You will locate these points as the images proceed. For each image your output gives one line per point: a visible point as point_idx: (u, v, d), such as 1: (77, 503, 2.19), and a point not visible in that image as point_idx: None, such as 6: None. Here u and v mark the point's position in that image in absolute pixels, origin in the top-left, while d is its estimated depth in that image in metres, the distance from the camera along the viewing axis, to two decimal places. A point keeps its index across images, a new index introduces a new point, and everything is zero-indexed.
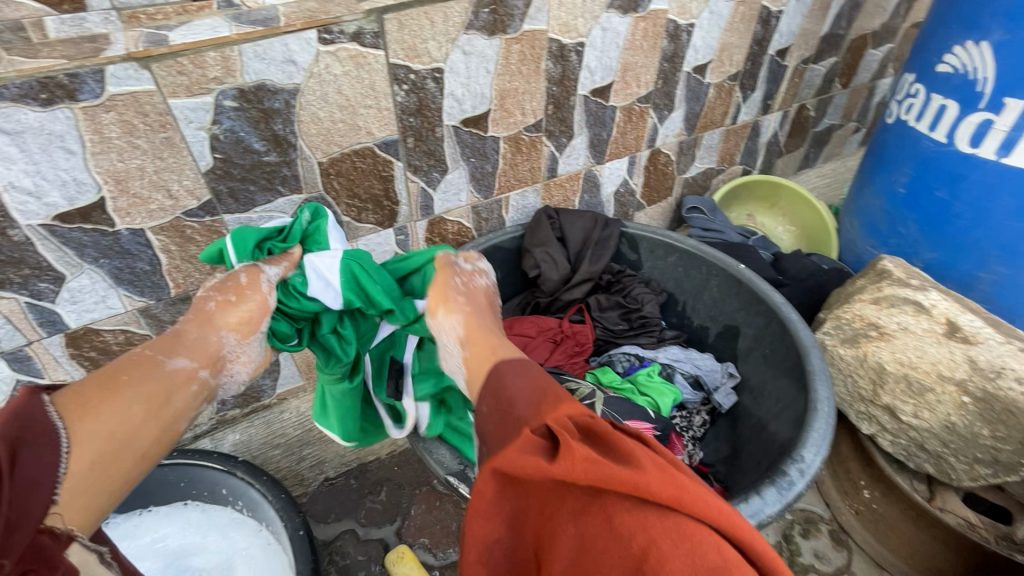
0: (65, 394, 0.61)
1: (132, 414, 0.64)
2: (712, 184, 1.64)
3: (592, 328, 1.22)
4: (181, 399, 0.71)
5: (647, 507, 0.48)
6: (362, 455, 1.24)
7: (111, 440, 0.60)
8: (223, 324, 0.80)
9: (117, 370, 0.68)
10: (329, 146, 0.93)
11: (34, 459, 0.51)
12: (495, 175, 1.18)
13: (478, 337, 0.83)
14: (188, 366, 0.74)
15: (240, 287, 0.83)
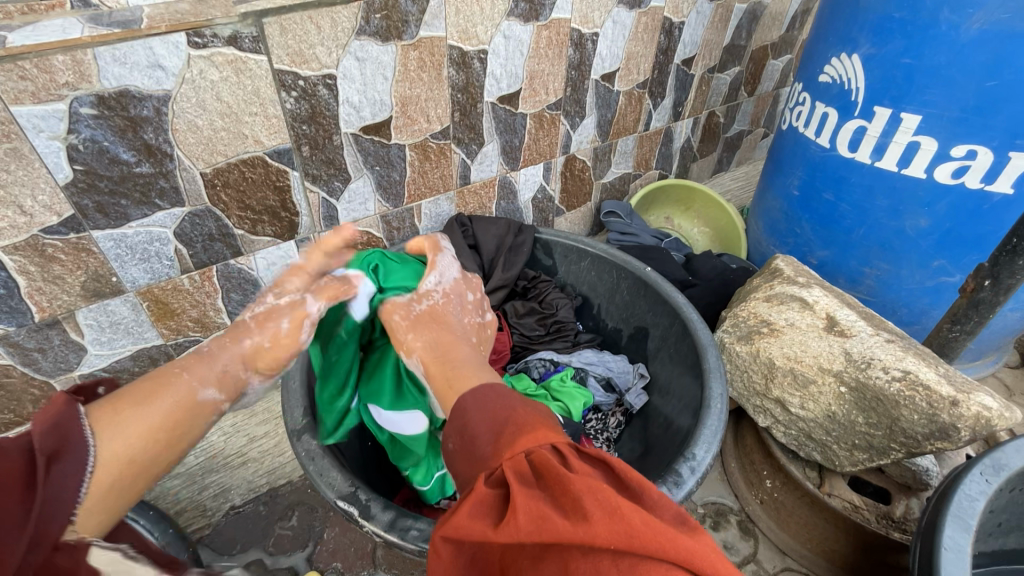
0: (99, 404, 0.56)
1: (153, 440, 0.57)
2: (630, 188, 1.68)
3: (509, 334, 1.22)
4: (208, 424, 0.65)
5: (600, 558, 0.46)
6: (273, 479, 1.19)
7: (131, 466, 0.54)
8: (271, 357, 0.77)
9: (153, 383, 0.63)
10: (212, 156, 0.88)
11: (61, 482, 0.48)
12: (404, 183, 1.16)
13: (437, 376, 0.75)
14: (214, 396, 0.67)
15: (286, 331, 0.79)
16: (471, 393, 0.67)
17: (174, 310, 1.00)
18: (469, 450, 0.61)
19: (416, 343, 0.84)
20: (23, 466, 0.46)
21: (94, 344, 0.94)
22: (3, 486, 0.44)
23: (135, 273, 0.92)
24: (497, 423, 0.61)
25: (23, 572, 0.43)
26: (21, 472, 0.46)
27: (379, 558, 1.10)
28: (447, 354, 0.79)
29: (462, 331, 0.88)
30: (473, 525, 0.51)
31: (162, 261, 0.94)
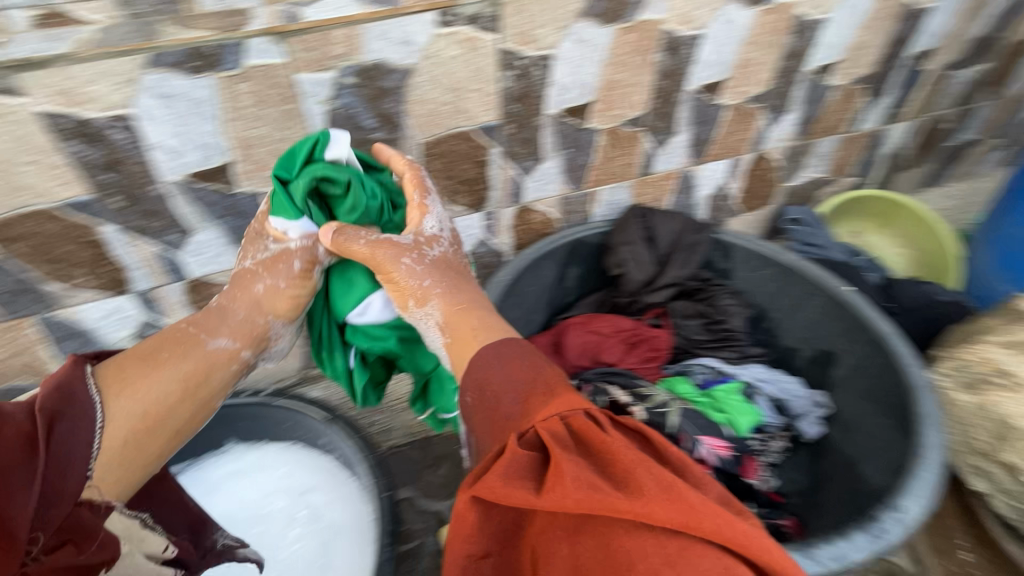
0: (106, 367, 0.74)
1: (161, 394, 0.74)
2: (818, 195, 1.51)
3: (671, 334, 1.18)
4: (225, 374, 0.80)
5: (642, 530, 0.51)
6: (427, 428, 1.29)
7: (144, 421, 0.72)
8: (272, 307, 0.83)
9: (157, 347, 0.77)
10: (433, 127, 0.95)
11: (65, 439, 0.65)
12: (589, 168, 1.16)
13: (461, 328, 0.75)
14: (227, 345, 0.80)
15: (290, 272, 0.82)
16: (493, 350, 0.70)
17: None
18: (496, 411, 0.65)
19: (433, 291, 0.78)
20: (30, 426, 0.63)
21: None
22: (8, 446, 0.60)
23: None
24: (535, 389, 0.65)
25: (43, 520, 0.61)
26: (28, 432, 0.62)
27: None
28: (471, 309, 0.77)
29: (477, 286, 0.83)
30: (517, 491, 0.54)
31: None
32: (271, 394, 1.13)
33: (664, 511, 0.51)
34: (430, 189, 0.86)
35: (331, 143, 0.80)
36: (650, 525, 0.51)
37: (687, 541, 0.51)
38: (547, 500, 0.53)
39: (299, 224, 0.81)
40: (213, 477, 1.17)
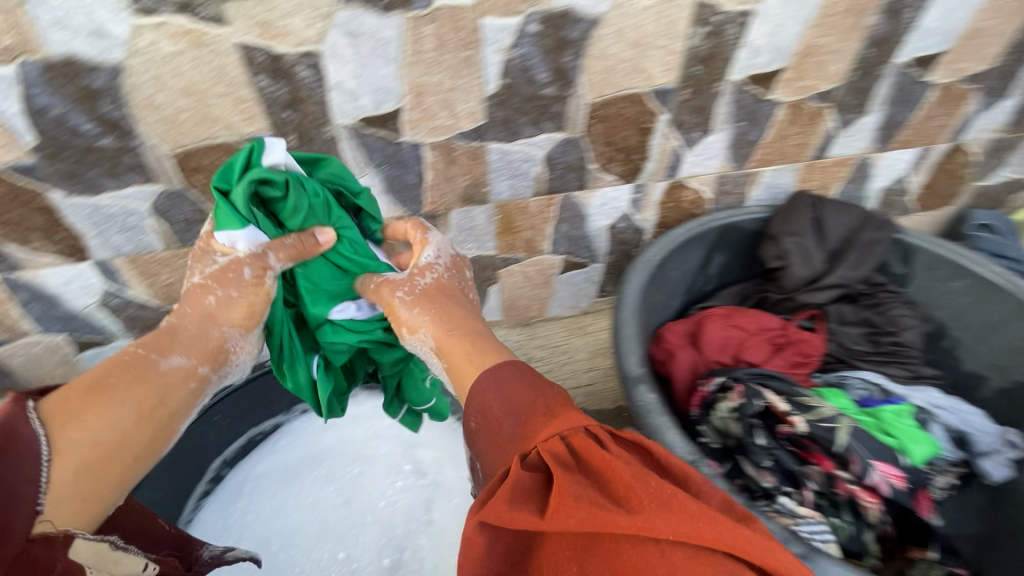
0: (51, 401, 0.63)
1: (119, 419, 0.65)
2: (1014, 199, 1.29)
3: (824, 340, 1.06)
4: (181, 392, 0.72)
5: (653, 547, 0.50)
6: None
7: (98, 451, 0.62)
8: (226, 317, 0.76)
9: (97, 377, 0.67)
10: (606, 86, 0.87)
11: (18, 462, 0.55)
12: (759, 145, 1.03)
13: (455, 351, 0.74)
14: (182, 363, 0.73)
15: (246, 282, 0.75)
16: (493, 371, 0.68)
17: (515, 229, 1.06)
18: (501, 436, 0.63)
19: (421, 317, 0.78)
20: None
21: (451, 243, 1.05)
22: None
23: (501, 185, 0.98)
24: (524, 407, 0.63)
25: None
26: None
27: None
28: (455, 323, 0.77)
29: (471, 307, 0.83)
30: (519, 515, 0.52)
31: (525, 180, 0.98)
32: None
33: (664, 523, 0.49)
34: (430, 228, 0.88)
35: (265, 149, 0.72)
36: (659, 541, 0.50)
37: (696, 556, 0.49)
38: (546, 522, 0.51)
39: (244, 233, 0.73)
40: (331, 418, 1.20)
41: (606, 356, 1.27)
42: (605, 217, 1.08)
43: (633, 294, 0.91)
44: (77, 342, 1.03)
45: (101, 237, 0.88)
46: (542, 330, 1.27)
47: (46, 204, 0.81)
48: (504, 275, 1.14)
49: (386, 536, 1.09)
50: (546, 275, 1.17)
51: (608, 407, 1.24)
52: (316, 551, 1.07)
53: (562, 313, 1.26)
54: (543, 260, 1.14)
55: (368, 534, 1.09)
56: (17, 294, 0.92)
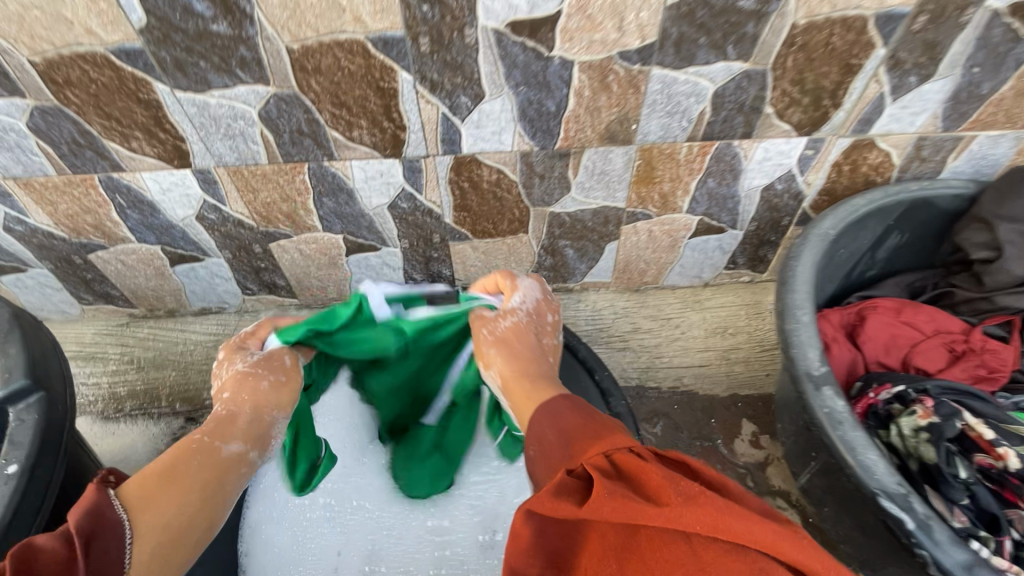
0: (128, 484, 0.53)
1: (191, 502, 0.54)
2: None
3: (1017, 353, 0.85)
4: (240, 480, 0.61)
5: (680, 543, 0.40)
6: (644, 377, 1.07)
7: (172, 530, 0.52)
8: (281, 401, 0.69)
9: (162, 459, 0.56)
10: (820, 4, 0.68)
11: (103, 562, 0.46)
12: (987, 101, 0.81)
13: (517, 390, 0.65)
14: (242, 445, 0.63)
15: (287, 368, 0.72)
16: (548, 407, 0.58)
17: (654, 179, 0.89)
18: (551, 455, 0.53)
19: (496, 354, 0.71)
20: (62, 549, 0.44)
21: (577, 188, 0.90)
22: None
23: (652, 124, 0.81)
24: (575, 427, 0.54)
25: None
26: (62, 561, 0.43)
27: None
28: (527, 366, 0.68)
29: (546, 352, 0.73)
30: (553, 503, 0.45)
31: (682, 120, 0.81)
32: None
33: (696, 513, 0.40)
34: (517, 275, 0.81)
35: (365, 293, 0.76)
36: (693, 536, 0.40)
37: (727, 556, 0.39)
38: (584, 509, 0.44)
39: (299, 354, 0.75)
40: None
41: (723, 337, 1.10)
42: (763, 175, 0.90)
43: (806, 273, 0.74)
44: (171, 255, 0.98)
45: (204, 142, 0.79)
46: (655, 299, 1.13)
47: (150, 98, 0.73)
48: (627, 233, 0.99)
49: (491, 510, 0.90)
50: (673, 238, 1.01)
51: (719, 394, 1.06)
52: (406, 513, 0.90)
53: (680, 283, 1.12)
54: (676, 219, 0.97)
55: (465, 505, 0.90)
56: (116, 197, 0.87)
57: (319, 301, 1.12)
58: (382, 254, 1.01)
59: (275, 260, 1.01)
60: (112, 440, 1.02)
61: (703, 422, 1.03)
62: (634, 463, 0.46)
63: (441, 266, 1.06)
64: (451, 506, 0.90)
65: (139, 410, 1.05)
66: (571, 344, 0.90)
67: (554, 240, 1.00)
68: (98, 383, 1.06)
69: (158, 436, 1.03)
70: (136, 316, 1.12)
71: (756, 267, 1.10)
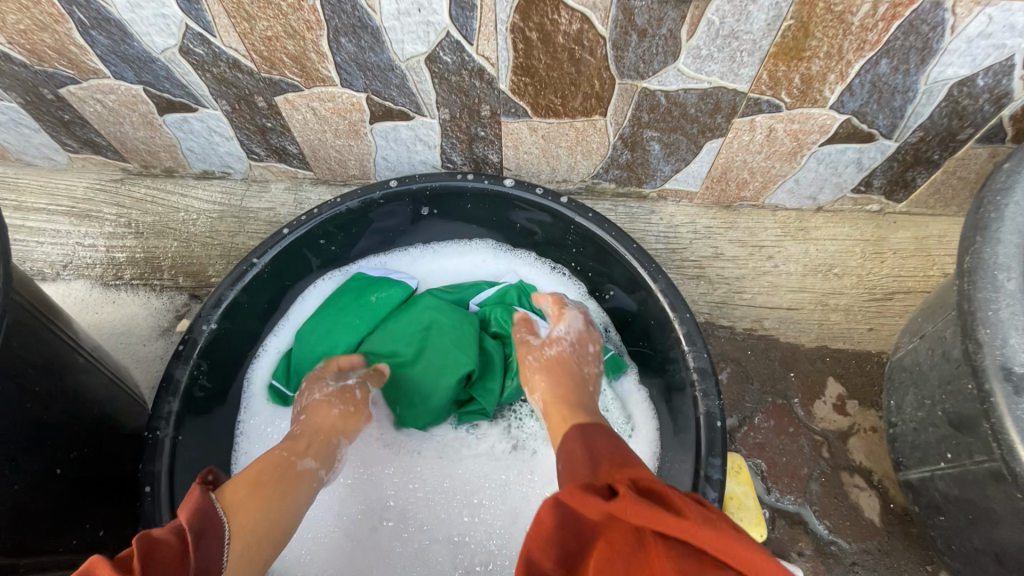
0: (229, 490, 0.54)
1: (274, 510, 0.56)
2: None
3: None
4: (310, 497, 0.62)
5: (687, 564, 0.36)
6: (717, 314, 0.87)
7: (257, 535, 0.53)
8: (348, 429, 0.69)
9: (251, 467, 0.59)
10: None
11: (208, 557, 0.46)
12: None
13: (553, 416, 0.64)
14: (314, 465, 0.64)
15: (357, 401, 0.71)
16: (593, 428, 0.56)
17: (802, 54, 0.62)
18: (573, 460, 0.52)
19: (541, 380, 0.69)
20: (176, 544, 0.44)
21: (688, 56, 0.64)
22: (167, 562, 0.42)
23: None
24: (604, 453, 0.50)
25: None
26: (176, 547, 0.44)
27: (813, 494, 0.78)
28: (572, 393, 0.66)
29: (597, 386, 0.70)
30: (582, 500, 0.42)
31: None
32: (575, 205, 0.75)
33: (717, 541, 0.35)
34: (566, 300, 0.77)
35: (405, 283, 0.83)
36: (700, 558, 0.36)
37: None
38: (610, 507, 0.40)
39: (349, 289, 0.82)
40: (432, 266, 0.89)
41: (824, 278, 0.88)
42: (965, 63, 0.62)
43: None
44: (156, 99, 0.79)
45: None
46: (748, 220, 0.90)
47: None
48: (737, 131, 0.75)
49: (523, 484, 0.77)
50: (798, 143, 0.76)
51: (805, 344, 0.85)
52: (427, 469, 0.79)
53: (786, 203, 0.89)
54: (812, 116, 0.71)
55: (505, 481, 0.78)
56: (74, 11, 0.66)
57: (337, 177, 0.94)
58: (414, 125, 0.80)
59: (284, 120, 0.81)
60: (111, 309, 0.91)
61: (781, 375, 0.84)
62: (652, 481, 0.42)
63: (487, 149, 0.84)
64: (480, 479, 0.78)
65: (139, 280, 0.93)
66: (648, 274, 0.72)
67: (639, 129, 0.76)
68: (95, 246, 0.94)
69: (161, 311, 0.91)
70: (131, 173, 0.97)
71: (893, 192, 0.84)
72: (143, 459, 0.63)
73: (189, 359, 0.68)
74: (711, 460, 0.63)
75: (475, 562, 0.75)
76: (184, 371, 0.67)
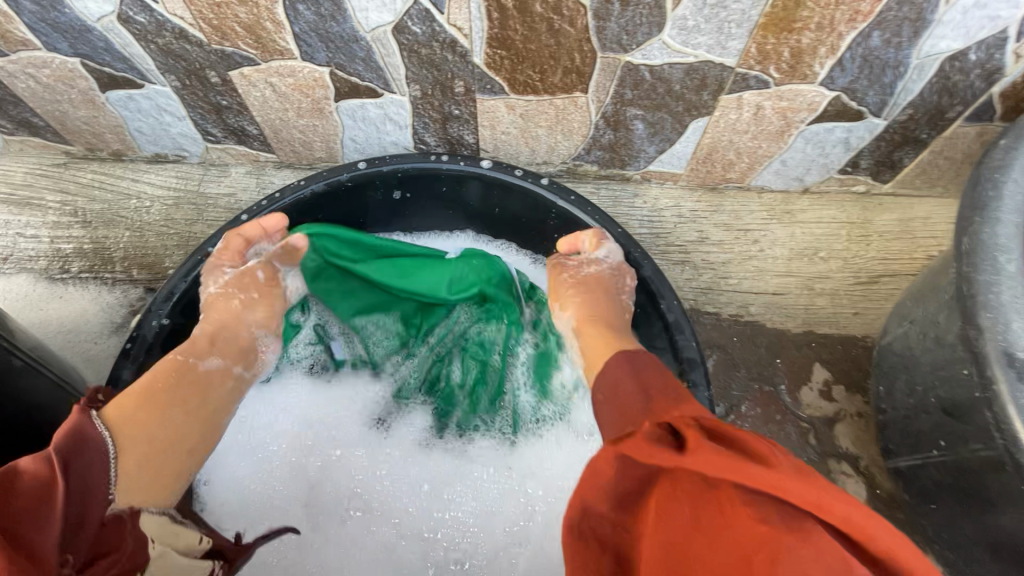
0: (114, 408, 0.51)
1: (175, 418, 0.54)
2: None
3: None
4: (227, 392, 0.61)
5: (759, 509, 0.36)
6: (702, 299, 0.85)
7: (157, 445, 0.51)
8: (258, 319, 0.67)
9: (143, 377, 0.55)
10: None
11: (89, 474, 0.45)
12: None
13: (589, 334, 0.64)
14: (220, 364, 0.61)
15: (258, 286, 0.68)
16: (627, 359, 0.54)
17: (792, 25, 0.59)
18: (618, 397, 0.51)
19: (573, 297, 0.68)
20: (43, 471, 0.42)
21: (674, 27, 0.60)
22: (33, 490, 0.40)
23: None
24: (657, 382, 0.50)
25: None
26: (45, 477, 0.41)
27: None
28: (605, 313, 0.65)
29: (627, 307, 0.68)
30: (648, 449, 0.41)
31: None
32: (556, 187, 0.71)
33: (806, 490, 0.34)
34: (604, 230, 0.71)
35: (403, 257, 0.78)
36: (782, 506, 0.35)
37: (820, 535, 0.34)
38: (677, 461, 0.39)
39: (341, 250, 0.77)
40: None
41: (811, 262, 0.86)
42: (958, 36, 0.59)
43: None
44: (97, 75, 0.72)
45: None
46: (733, 202, 0.88)
47: None
48: (723, 109, 0.71)
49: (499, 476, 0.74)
50: (786, 121, 0.73)
51: (791, 329, 0.84)
52: (393, 458, 0.75)
53: (771, 184, 0.86)
54: (802, 93, 0.68)
55: (479, 475, 0.74)
56: None
57: (302, 160, 0.88)
58: (383, 103, 0.74)
59: (240, 97, 0.75)
60: (58, 306, 0.84)
61: (767, 361, 0.82)
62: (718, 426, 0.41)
63: (462, 129, 0.79)
64: (455, 474, 0.75)
65: (89, 273, 0.86)
66: (633, 261, 0.68)
67: (622, 107, 0.72)
68: (37, 237, 0.87)
69: (113, 307, 0.84)
70: (75, 157, 0.89)
71: (879, 173, 0.82)
72: None
73: (137, 358, 0.63)
74: None
75: (449, 561, 0.72)
76: (131, 372, 0.62)
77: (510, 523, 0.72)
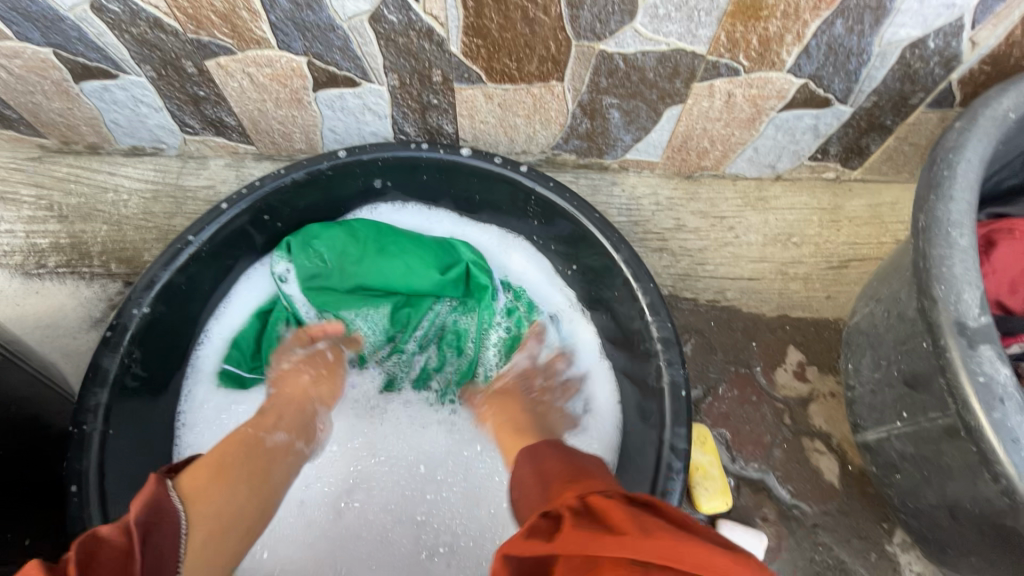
0: (185, 478, 0.52)
1: (240, 493, 0.55)
2: None
3: None
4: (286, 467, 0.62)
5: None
6: (680, 285, 0.87)
7: (220, 528, 0.51)
8: (321, 395, 0.72)
9: (211, 453, 0.57)
10: None
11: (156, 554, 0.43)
12: None
13: (505, 440, 0.68)
14: (286, 439, 0.64)
15: (326, 364, 0.75)
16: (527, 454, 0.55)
17: (759, 13, 0.60)
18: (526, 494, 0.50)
19: (489, 409, 0.74)
20: (121, 543, 0.42)
21: (645, 15, 0.61)
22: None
23: None
24: (555, 471, 0.50)
25: None
26: (121, 549, 0.41)
27: (776, 460, 0.79)
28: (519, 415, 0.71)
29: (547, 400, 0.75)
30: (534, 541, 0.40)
31: None
32: (534, 174, 0.73)
33: (694, 552, 0.35)
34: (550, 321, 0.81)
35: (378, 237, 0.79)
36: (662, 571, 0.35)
37: None
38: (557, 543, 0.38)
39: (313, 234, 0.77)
40: None
41: (784, 247, 0.88)
42: (917, 24, 0.62)
43: (974, 175, 0.50)
44: (70, 65, 0.71)
45: None
46: (708, 190, 0.90)
47: None
48: (696, 97, 0.73)
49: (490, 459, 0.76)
50: (757, 109, 0.75)
51: (765, 313, 0.86)
52: (388, 442, 0.77)
53: (745, 172, 0.88)
54: (771, 80, 0.70)
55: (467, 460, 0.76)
56: None
57: (282, 151, 0.88)
58: (361, 93, 0.75)
59: (218, 88, 0.75)
60: (35, 301, 0.83)
61: (743, 344, 0.84)
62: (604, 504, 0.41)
63: (441, 119, 0.80)
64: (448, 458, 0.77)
65: (66, 267, 0.85)
66: (609, 246, 0.70)
67: (598, 95, 0.74)
68: (12, 232, 0.85)
69: (91, 301, 0.83)
70: (49, 150, 0.88)
71: (848, 159, 0.85)
72: (69, 455, 0.58)
73: (118, 346, 0.62)
74: (676, 431, 0.63)
75: (440, 544, 0.73)
76: (112, 359, 0.62)
77: (495, 505, 0.74)
